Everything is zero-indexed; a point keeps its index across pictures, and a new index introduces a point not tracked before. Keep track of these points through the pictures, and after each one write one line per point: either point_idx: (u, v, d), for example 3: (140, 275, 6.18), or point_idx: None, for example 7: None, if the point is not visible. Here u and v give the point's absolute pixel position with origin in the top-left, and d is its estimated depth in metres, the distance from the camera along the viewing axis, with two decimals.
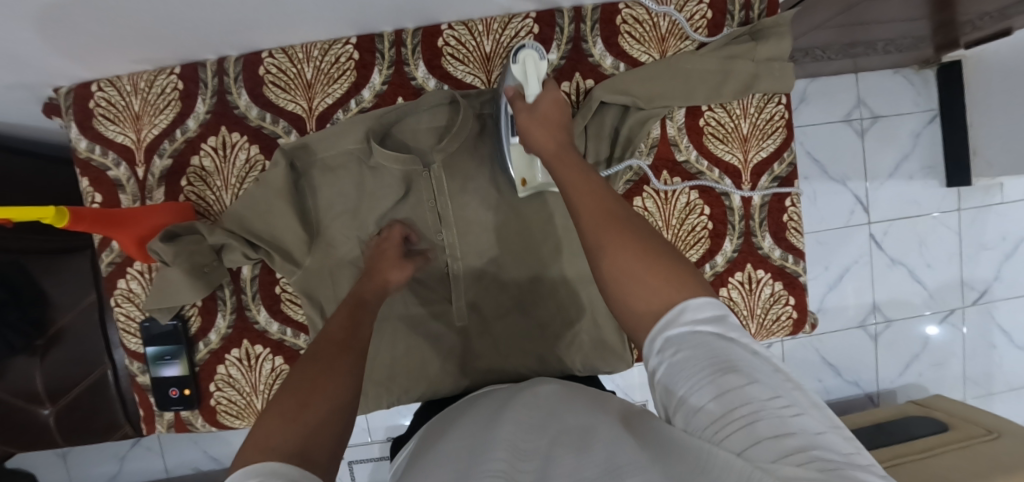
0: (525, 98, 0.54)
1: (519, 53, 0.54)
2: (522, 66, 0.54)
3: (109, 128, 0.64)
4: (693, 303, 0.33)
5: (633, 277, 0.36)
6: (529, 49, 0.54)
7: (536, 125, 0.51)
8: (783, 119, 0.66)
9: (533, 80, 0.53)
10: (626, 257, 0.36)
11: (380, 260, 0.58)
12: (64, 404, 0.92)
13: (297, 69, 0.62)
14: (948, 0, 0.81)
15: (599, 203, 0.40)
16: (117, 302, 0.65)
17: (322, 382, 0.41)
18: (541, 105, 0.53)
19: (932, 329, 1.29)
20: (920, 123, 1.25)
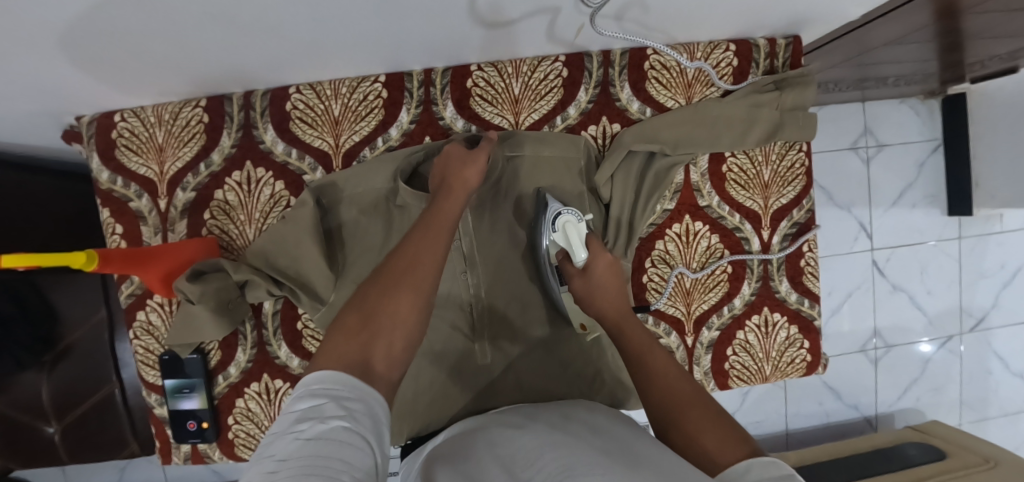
0: (575, 263, 0.57)
1: (557, 223, 0.59)
2: (562, 233, 0.59)
3: (132, 160, 0.63)
4: (759, 462, 0.35)
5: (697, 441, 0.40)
6: (566, 216, 0.59)
7: (596, 292, 0.55)
8: (803, 166, 0.67)
9: (578, 244, 0.57)
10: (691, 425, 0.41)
11: None
12: (71, 421, 0.90)
13: (324, 105, 0.62)
14: (963, 44, 0.82)
15: (675, 391, 0.44)
16: (136, 334, 0.65)
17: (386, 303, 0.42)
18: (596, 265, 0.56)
19: (924, 346, 1.31)
20: (925, 153, 1.26)
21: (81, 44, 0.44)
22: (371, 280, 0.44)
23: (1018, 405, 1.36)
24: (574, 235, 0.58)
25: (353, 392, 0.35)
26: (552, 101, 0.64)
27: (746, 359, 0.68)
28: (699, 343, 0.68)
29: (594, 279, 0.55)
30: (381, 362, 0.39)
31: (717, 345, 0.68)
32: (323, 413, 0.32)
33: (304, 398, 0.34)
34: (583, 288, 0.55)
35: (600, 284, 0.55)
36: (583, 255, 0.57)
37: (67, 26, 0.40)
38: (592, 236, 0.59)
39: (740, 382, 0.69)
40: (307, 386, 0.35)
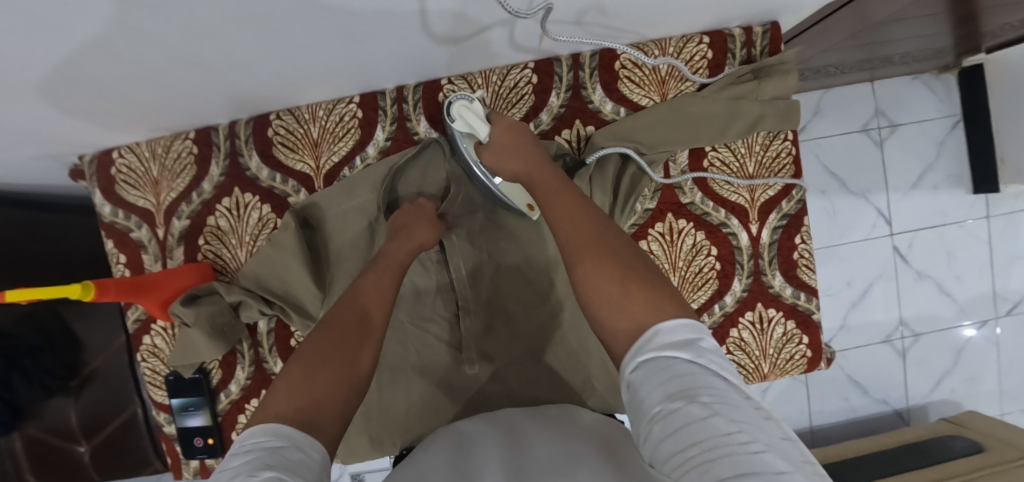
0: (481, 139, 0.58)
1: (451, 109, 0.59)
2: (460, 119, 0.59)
3: (130, 193, 0.67)
4: (664, 327, 0.36)
5: (600, 285, 0.40)
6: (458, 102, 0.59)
7: (503, 158, 0.55)
8: (790, 155, 0.65)
9: (477, 122, 0.58)
10: (593, 271, 0.41)
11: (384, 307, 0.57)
12: (97, 442, 0.96)
13: (303, 129, 0.64)
14: (966, 15, 0.77)
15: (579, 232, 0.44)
16: (143, 357, 0.68)
17: (331, 361, 0.44)
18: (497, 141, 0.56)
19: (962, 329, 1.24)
20: (943, 130, 1.19)
21: (64, 90, 0.47)
22: (321, 329, 0.47)
23: None
24: (469, 115, 0.58)
25: (290, 441, 0.37)
26: (524, 108, 0.64)
27: (742, 358, 0.67)
28: None
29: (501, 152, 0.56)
30: (325, 417, 0.41)
31: None
32: (256, 463, 0.34)
33: (238, 453, 0.36)
34: (492, 157, 0.56)
35: (505, 147, 0.55)
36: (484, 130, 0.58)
37: (45, 76, 0.43)
38: (490, 114, 0.59)
39: None
40: (240, 443, 0.37)
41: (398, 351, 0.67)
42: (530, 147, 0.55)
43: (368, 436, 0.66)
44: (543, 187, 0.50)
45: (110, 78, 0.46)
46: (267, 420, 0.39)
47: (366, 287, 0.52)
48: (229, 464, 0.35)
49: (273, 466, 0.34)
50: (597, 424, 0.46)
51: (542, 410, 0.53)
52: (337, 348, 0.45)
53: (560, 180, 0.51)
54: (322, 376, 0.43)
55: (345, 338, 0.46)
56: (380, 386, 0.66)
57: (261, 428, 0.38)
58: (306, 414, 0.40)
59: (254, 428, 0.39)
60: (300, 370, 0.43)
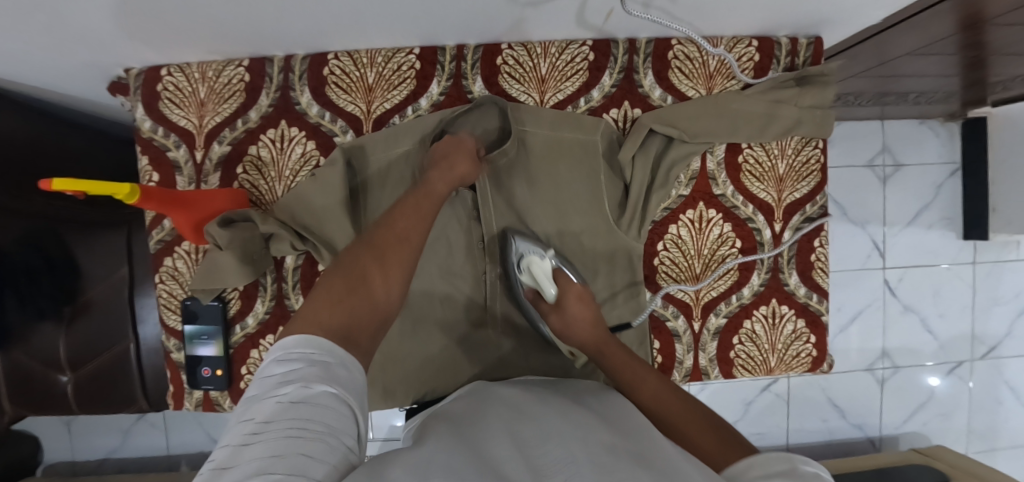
0: (546, 299, 0.60)
1: (522, 263, 0.62)
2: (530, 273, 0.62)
3: (173, 112, 0.66)
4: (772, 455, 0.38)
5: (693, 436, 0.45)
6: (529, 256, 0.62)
7: (576, 326, 0.57)
8: (818, 163, 0.68)
9: (545, 281, 0.60)
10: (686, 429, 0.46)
11: None
12: (85, 373, 0.92)
13: (359, 73, 0.65)
14: (988, 59, 0.82)
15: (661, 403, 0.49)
16: (161, 278, 0.67)
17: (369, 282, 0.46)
18: (569, 305, 0.58)
19: (933, 379, 1.30)
20: (942, 175, 1.26)
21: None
22: (360, 248, 0.48)
23: None
24: (539, 271, 0.60)
25: (336, 358, 0.38)
26: (577, 83, 0.66)
27: (751, 349, 0.69)
28: (706, 329, 0.69)
29: (570, 312, 0.58)
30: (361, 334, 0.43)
31: (723, 332, 0.69)
32: (307, 374, 0.35)
33: (285, 359, 0.37)
34: (560, 321, 0.59)
35: (576, 313, 0.58)
36: (551, 291, 0.59)
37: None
38: (558, 271, 0.61)
39: (744, 372, 0.70)
40: (287, 349, 0.38)
41: (423, 302, 0.67)
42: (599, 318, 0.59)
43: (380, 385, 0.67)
44: (611, 354, 0.55)
45: None
46: (308, 327, 0.40)
47: (405, 210, 0.52)
48: (276, 368, 0.36)
49: (323, 381, 0.35)
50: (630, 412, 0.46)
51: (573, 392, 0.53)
52: (376, 269, 0.47)
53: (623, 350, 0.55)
54: (360, 294, 0.45)
55: (382, 262, 0.47)
56: (401, 336, 0.67)
57: (305, 338, 0.39)
58: (345, 328, 0.42)
59: (296, 335, 0.39)
60: (339, 288, 0.45)
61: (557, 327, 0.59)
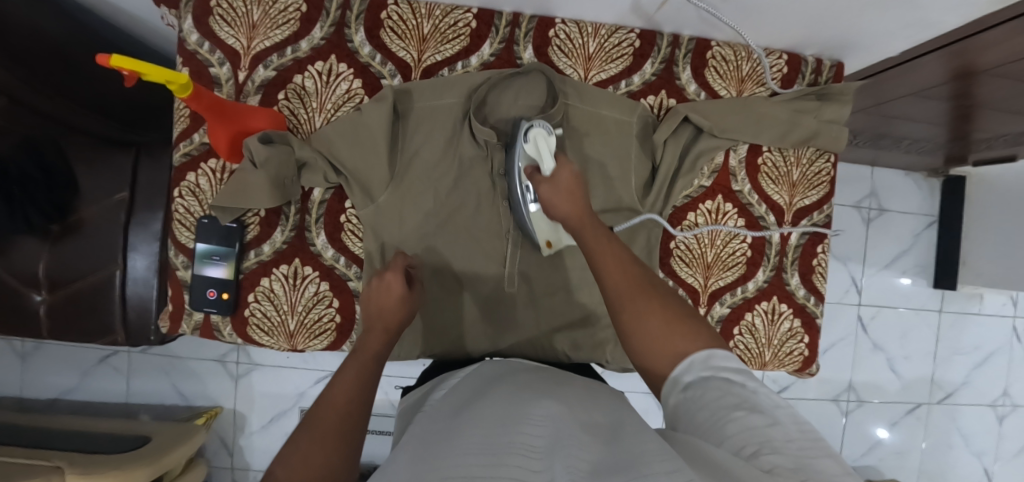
0: (542, 172, 0.60)
1: (529, 133, 0.62)
2: (533, 144, 0.62)
3: (222, 30, 0.66)
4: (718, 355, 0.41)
5: (653, 322, 0.44)
6: (538, 128, 0.62)
7: (561, 198, 0.57)
8: (828, 175, 0.74)
9: (546, 152, 0.61)
10: (642, 308, 0.45)
11: (381, 299, 0.58)
12: (61, 295, 0.88)
13: (416, 22, 0.67)
14: (977, 113, 0.90)
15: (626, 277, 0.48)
16: (180, 193, 0.66)
17: (336, 416, 0.46)
18: (562, 177, 0.58)
19: (882, 431, 1.37)
20: (921, 225, 1.35)
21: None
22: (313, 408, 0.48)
23: None
24: (542, 143, 0.61)
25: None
26: (620, 66, 0.70)
27: (749, 342, 0.73)
28: (710, 316, 0.72)
29: (560, 183, 0.58)
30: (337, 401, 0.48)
31: (725, 321, 0.72)
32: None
33: None
34: (550, 192, 0.58)
35: (565, 185, 0.58)
36: (550, 166, 0.60)
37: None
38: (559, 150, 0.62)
39: (739, 363, 0.73)
40: None
41: (445, 253, 0.68)
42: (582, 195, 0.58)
43: None
44: (589, 232, 0.53)
45: None
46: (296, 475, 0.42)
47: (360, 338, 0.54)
48: None
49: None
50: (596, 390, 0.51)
51: (566, 378, 0.54)
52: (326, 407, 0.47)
53: (604, 231, 0.53)
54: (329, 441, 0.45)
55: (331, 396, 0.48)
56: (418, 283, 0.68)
57: None
58: None
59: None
60: (311, 444, 0.44)
61: (546, 198, 0.59)
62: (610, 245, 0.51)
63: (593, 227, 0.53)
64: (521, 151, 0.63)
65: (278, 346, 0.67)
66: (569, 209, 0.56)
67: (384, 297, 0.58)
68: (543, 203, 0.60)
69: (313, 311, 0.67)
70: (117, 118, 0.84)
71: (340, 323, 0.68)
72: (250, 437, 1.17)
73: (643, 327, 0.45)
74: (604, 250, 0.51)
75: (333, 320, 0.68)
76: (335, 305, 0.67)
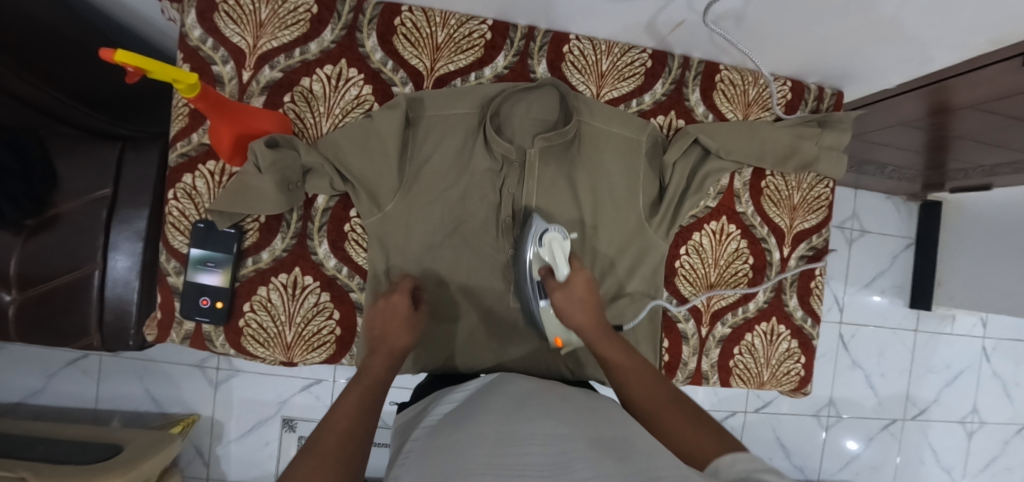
0: (557, 277, 0.60)
1: (544, 238, 0.62)
2: (546, 247, 0.62)
3: (228, 27, 0.63)
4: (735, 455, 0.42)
5: (675, 434, 0.47)
6: (552, 233, 0.62)
7: (576, 307, 0.58)
8: (827, 200, 0.76)
9: (561, 259, 0.61)
10: (667, 422, 0.48)
11: (386, 323, 0.56)
12: (32, 294, 0.82)
13: (430, 30, 0.66)
14: (960, 144, 0.94)
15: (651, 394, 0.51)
16: (175, 195, 0.63)
17: (339, 433, 0.44)
18: (575, 287, 0.59)
19: (851, 443, 1.40)
20: (899, 247, 1.41)
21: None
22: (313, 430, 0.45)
23: None
24: (559, 250, 0.61)
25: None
26: (632, 85, 0.70)
27: (748, 361, 0.74)
28: (712, 335, 0.73)
29: (574, 293, 0.59)
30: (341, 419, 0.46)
31: (726, 341, 0.73)
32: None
33: None
34: (564, 299, 0.59)
35: (579, 296, 0.59)
36: (565, 270, 0.60)
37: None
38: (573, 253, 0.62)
39: (738, 382, 0.74)
40: None
41: (450, 265, 0.67)
42: (597, 302, 0.60)
43: None
44: (608, 346, 0.56)
45: None
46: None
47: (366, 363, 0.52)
48: None
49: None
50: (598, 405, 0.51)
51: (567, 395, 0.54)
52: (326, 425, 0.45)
53: (618, 340, 0.57)
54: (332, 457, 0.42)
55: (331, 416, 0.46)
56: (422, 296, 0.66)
57: None
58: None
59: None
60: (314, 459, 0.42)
61: (558, 306, 0.59)
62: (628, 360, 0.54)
63: (607, 340, 0.56)
64: (534, 255, 0.62)
65: (273, 358, 0.64)
66: (579, 320, 0.57)
67: (393, 322, 0.57)
68: (556, 310, 0.60)
69: (312, 323, 0.65)
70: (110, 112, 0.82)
71: (340, 335, 0.66)
72: (228, 446, 1.12)
73: (673, 436, 0.47)
74: (623, 371, 0.54)
75: (333, 332, 0.65)
76: (336, 317, 0.65)
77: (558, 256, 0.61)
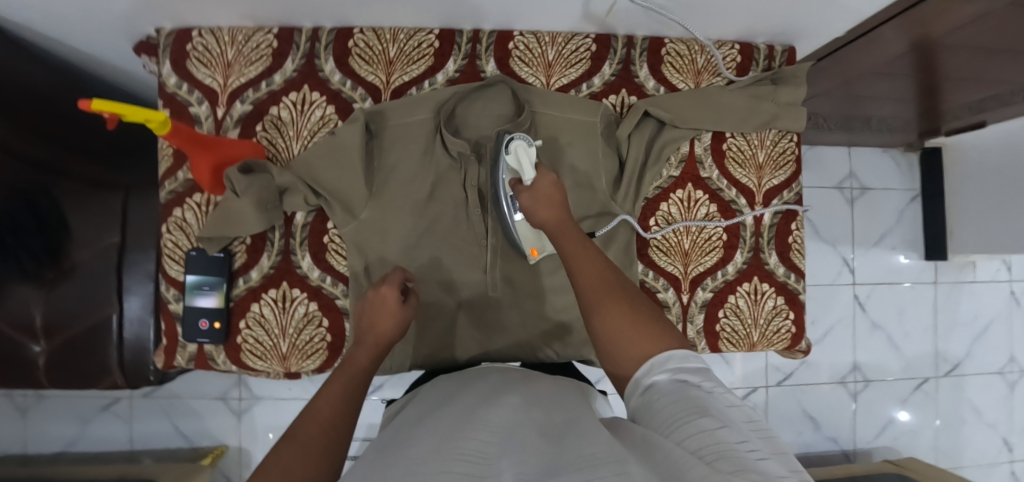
0: (525, 181, 0.61)
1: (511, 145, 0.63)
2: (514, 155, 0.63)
3: (200, 71, 0.70)
4: (676, 354, 0.43)
5: (620, 331, 0.46)
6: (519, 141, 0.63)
7: (540, 204, 0.58)
8: (793, 154, 0.76)
9: (526, 164, 0.62)
10: (613, 313, 0.47)
11: (375, 318, 0.58)
12: (59, 341, 0.90)
13: (382, 47, 0.71)
14: (935, 85, 0.93)
15: (597, 279, 0.50)
16: (168, 229, 0.68)
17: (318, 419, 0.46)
18: (541, 185, 0.59)
19: (901, 414, 1.36)
20: (903, 200, 1.37)
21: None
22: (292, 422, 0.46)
23: (993, 457, 1.40)
24: (523, 154, 0.62)
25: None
26: (580, 70, 0.73)
27: (735, 323, 0.74)
28: (694, 302, 0.73)
29: (540, 192, 0.59)
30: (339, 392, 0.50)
31: (710, 306, 0.73)
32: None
33: None
34: (529, 200, 0.59)
35: (544, 194, 0.58)
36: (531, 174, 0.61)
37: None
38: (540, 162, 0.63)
39: (728, 346, 0.74)
40: None
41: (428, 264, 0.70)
42: (565, 203, 0.59)
43: None
44: (569, 238, 0.54)
45: None
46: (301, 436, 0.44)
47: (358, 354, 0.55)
48: None
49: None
50: (565, 395, 0.53)
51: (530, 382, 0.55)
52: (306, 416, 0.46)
53: (582, 237, 0.55)
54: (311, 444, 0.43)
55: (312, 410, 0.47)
56: None
57: None
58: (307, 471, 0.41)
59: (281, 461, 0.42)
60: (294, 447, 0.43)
61: (525, 206, 0.59)
62: (586, 248, 0.53)
63: (570, 233, 0.55)
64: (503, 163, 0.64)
65: (271, 369, 0.68)
66: (547, 217, 0.57)
67: (382, 314, 0.59)
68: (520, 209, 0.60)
69: (304, 332, 0.69)
70: (108, 158, 0.90)
71: (331, 341, 0.69)
72: None
73: (614, 323, 0.46)
74: (579, 254, 0.53)
75: (324, 339, 0.69)
76: (326, 324, 0.69)
77: (525, 163, 0.63)
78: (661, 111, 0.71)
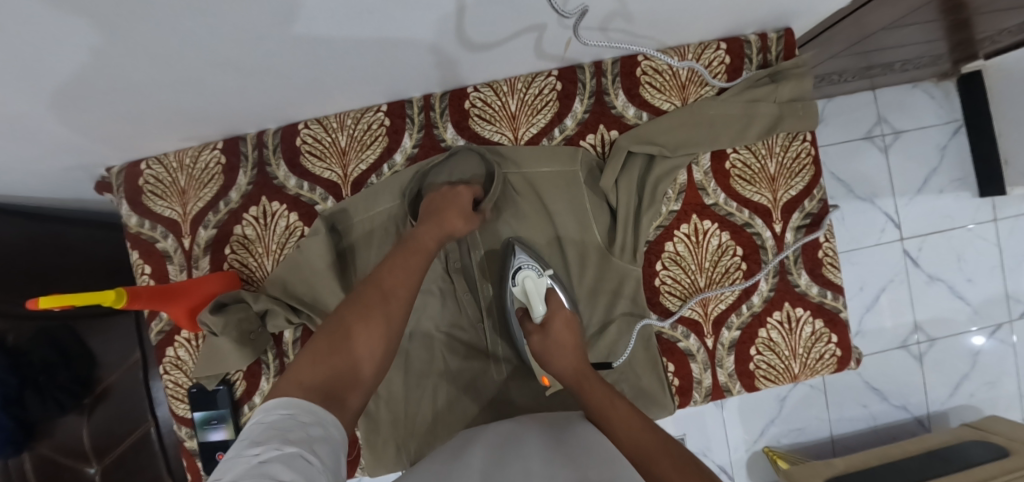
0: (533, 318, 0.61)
1: (518, 277, 0.62)
2: (522, 287, 0.63)
3: (157, 203, 0.67)
4: None
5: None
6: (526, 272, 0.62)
7: (552, 352, 0.56)
8: (810, 156, 0.66)
9: (537, 300, 0.61)
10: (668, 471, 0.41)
11: (446, 204, 0.59)
12: (110, 461, 0.90)
13: (331, 138, 0.65)
14: (970, 19, 0.78)
15: (641, 441, 0.45)
16: (166, 369, 0.67)
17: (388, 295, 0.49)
18: (552, 328, 0.58)
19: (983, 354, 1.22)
20: (945, 135, 1.20)
21: (78, 100, 0.46)
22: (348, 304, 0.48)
23: None
24: (534, 289, 0.61)
25: (311, 414, 0.38)
26: (549, 114, 0.65)
27: (771, 358, 0.66)
28: (720, 344, 0.66)
29: (553, 337, 0.58)
30: (341, 390, 0.42)
31: (739, 345, 0.66)
32: (275, 435, 0.33)
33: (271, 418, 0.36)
34: (541, 345, 0.58)
35: (556, 341, 0.57)
36: (541, 310, 0.60)
37: (72, 82, 0.42)
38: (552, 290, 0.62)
39: (767, 383, 0.67)
40: (267, 411, 0.37)
41: (426, 358, 0.67)
42: (581, 346, 0.58)
43: (394, 446, 0.66)
44: (593, 391, 0.51)
45: (137, 86, 0.46)
46: (289, 388, 0.40)
47: (394, 266, 0.52)
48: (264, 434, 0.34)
49: (296, 442, 0.33)
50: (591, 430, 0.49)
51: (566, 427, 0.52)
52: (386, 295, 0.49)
53: (604, 386, 0.52)
54: (343, 350, 0.45)
55: (368, 313, 0.47)
56: (406, 395, 0.67)
57: (285, 400, 0.38)
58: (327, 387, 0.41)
59: (278, 397, 0.39)
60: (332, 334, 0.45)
61: (536, 350, 0.58)
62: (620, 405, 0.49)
63: (591, 382, 0.53)
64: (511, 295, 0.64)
65: None
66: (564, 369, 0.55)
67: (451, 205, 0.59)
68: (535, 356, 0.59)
69: None
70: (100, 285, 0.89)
71: (346, 451, 0.68)
72: None
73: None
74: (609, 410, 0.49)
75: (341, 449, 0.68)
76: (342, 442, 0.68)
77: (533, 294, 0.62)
78: (647, 147, 0.62)
